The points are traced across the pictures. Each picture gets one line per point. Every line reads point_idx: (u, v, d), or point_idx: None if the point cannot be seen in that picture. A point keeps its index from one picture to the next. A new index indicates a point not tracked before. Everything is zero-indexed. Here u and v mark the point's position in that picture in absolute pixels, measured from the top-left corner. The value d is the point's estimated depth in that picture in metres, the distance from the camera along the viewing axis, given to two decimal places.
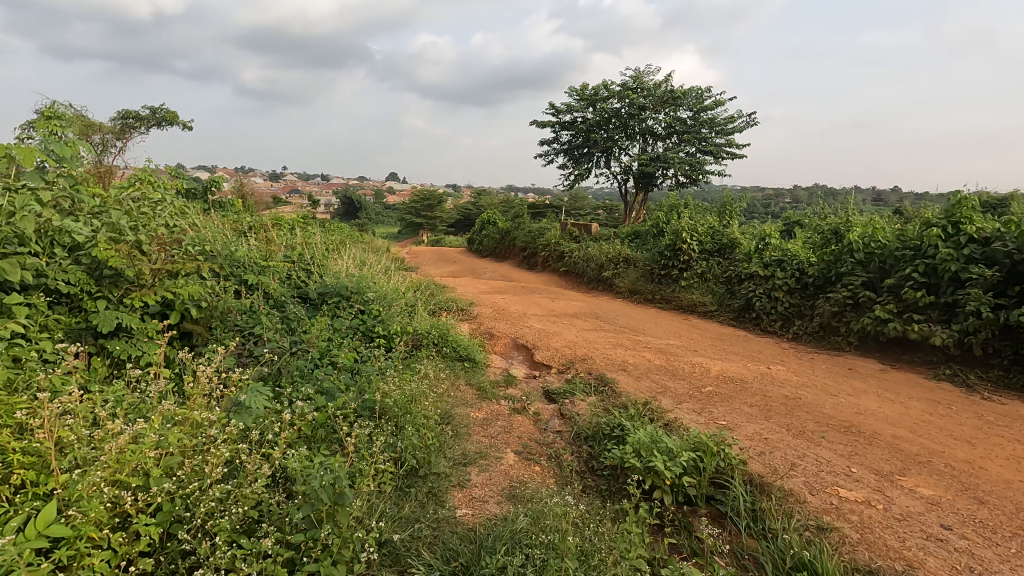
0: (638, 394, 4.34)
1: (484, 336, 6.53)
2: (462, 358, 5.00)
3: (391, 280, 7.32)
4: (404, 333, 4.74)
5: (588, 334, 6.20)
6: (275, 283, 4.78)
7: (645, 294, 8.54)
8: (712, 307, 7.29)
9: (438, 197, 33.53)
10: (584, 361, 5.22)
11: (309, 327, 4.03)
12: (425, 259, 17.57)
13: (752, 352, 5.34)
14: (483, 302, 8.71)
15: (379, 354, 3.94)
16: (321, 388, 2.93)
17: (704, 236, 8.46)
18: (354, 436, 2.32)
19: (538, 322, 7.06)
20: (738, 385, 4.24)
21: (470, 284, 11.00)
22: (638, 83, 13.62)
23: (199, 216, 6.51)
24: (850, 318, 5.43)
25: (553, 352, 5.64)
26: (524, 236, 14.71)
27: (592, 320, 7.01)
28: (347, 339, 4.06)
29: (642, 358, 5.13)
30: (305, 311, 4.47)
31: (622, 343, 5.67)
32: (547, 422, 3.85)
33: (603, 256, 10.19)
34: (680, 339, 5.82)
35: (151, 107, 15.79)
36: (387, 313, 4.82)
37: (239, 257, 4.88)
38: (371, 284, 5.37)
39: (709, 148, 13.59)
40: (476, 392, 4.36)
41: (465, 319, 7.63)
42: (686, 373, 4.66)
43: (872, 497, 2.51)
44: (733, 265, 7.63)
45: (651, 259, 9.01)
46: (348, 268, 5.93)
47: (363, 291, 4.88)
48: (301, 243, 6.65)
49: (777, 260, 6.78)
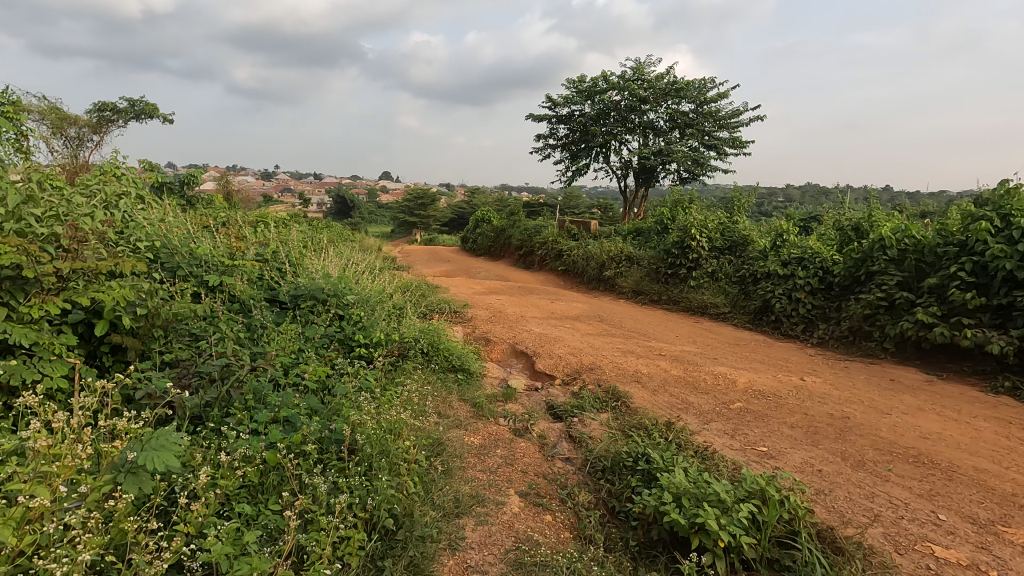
0: (657, 412, 3.79)
1: (479, 342, 5.96)
2: (456, 369, 4.44)
3: (378, 281, 6.73)
4: (389, 342, 4.17)
5: (593, 339, 5.65)
6: (242, 285, 4.21)
7: (651, 295, 8.00)
8: (725, 309, 6.76)
9: (431, 196, 32.91)
10: (592, 371, 4.67)
11: (275, 337, 3.45)
12: (418, 258, 17.00)
13: (778, 360, 4.79)
14: (477, 303, 8.13)
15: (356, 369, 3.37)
16: (278, 417, 2.37)
17: (713, 232, 7.93)
18: (307, 497, 1.77)
19: (538, 325, 6.50)
20: (772, 401, 3.70)
21: (464, 284, 10.42)
22: (639, 74, 13.10)
23: (164, 211, 5.90)
24: (885, 321, 4.91)
25: (556, 360, 5.08)
26: (520, 234, 14.15)
27: (596, 324, 6.47)
28: (320, 351, 3.49)
29: (657, 368, 4.57)
30: (275, 318, 3.88)
31: (632, 349, 5.13)
32: (554, 447, 3.29)
33: (604, 254, 9.65)
34: (696, 345, 5.28)
35: (130, 100, 15.15)
36: (370, 318, 4.25)
37: (200, 255, 4.29)
38: (353, 285, 4.79)
39: (713, 142, 13.08)
40: (471, 410, 3.80)
41: (458, 322, 7.06)
42: (709, 386, 4.11)
43: (979, 559, 1.98)
44: (747, 263, 7.10)
45: (657, 257, 8.48)
46: (329, 268, 5.35)
47: (342, 292, 4.30)
48: (278, 240, 6.06)
49: (797, 257, 6.26)
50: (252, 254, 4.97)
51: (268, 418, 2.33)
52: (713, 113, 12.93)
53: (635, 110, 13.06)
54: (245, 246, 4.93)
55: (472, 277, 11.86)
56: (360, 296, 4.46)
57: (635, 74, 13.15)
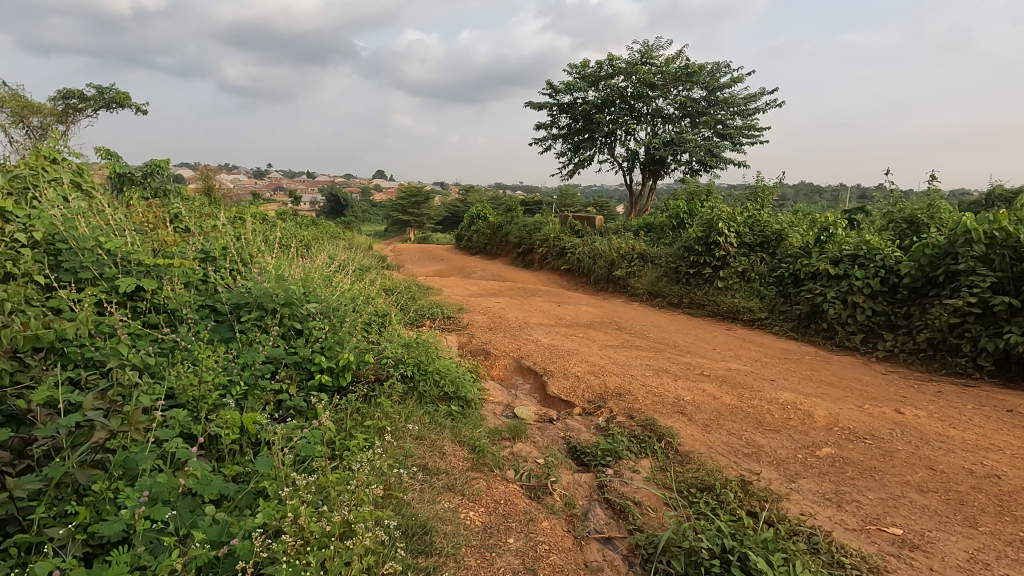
0: (719, 461, 2.84)
1: (477, 356, 5.00)
2: (449, 399, 3.49)
3: (357, 283, 5.75)
4: (361, 365, 3.20)
5: (615, 353, 4.70)
6: (170, 290, 3.22)
7: (671, 298, 7.06)
8: (763, 315, 5.84)
9: (424, 193, 31.83)
10: (620, 397, 3.73)
11: (196, 369, 2.49)
12: (411, 257, 16.00)
13: (850, 381, 3.87)
14: (474, 308, 7.17)
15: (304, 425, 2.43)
16: (146, 522, 1.43)
17: (742, 226, 6.99)
18: None
19: (545, 335, 5.55)
20: (875, 446, 2.77)
21: (458, 286, 9.43)
22: (647, 58, 12.16)
23: (95, 200, 4.87)
24: (979, 333, 4.01)
25: (572, 380, 4.12)
26: (519, 231, 13.17)
27: (614, 333, 5.53)
28: (256, 392, 2.54)
29: (702, 394, 3.63)
30: (204, 338, 2.92)
31: (665, 367, 4.19)
32: (586, 522, 2.35)
33: (613, 252, 8.70)
34: (742, 361, 4.34)
35: (98, 87, 14.04)
36: (338, 334, 3.29)
37: (116, 249, 3.30)
38: (319, 289, 3.81)
39: (727, 131, 12.12)
40: (469, 459, 2.84)
41: (452, 331, 6.08)
42: (778, 421, 3.17)
43: None
44: (785, 261, 6.18)
45: (676, 255, 7.54)
46: (295, 269, 4.38)
47: (302, 297, 3.32)
48: (238, 236, 5.07)
49: (850, 254, 5.33)
50: (194, 251, 3.98)
51: (126, 528, 1.38)
52: (727, 100, 11.99)
53: (643, 96, 12.12)
54: (184, 241, 3.94)
55: (467, 278, 10.89)
56: (326, 302, 3.50)
57: (643, 57, 12.21)
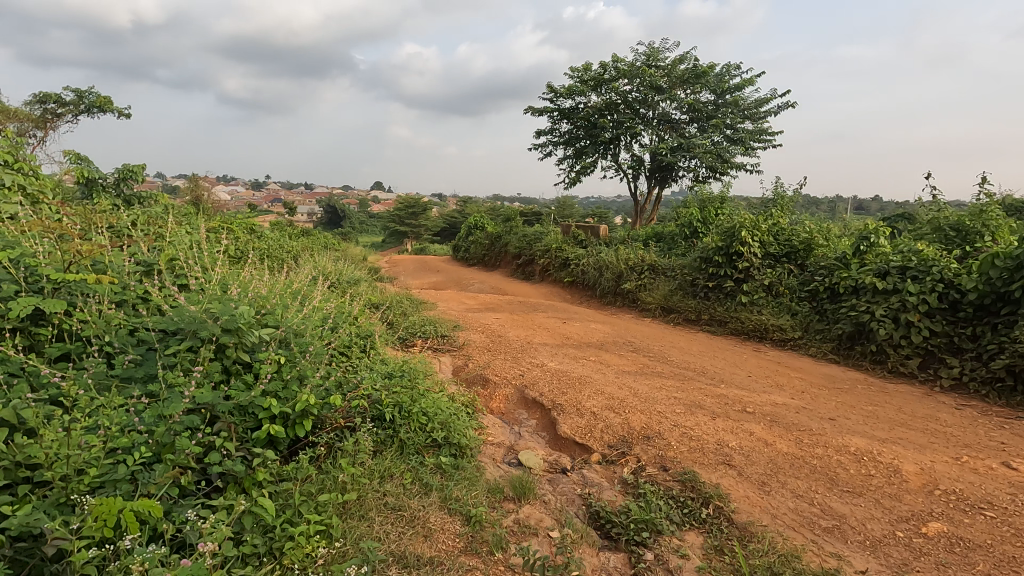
0: (793, 538, 2.16)
1: (473, 385, 4.32)
2: (438, 448, 2.80)
3: (339, 299, 5.07)
4: (325, 407, 2.52)
5: (634, 382, 4.02)
6: (83, 311, 2.53)
7: (687, 314, 6.40)
8: (796, 334, 5.18)
9: (422, 203, 31.22)
10: (649, 441, 3.05)
11: (85, 425, 1.81)
12: (406, 269, 15.35)
13: (926, 420, 3.20)
14: (470, 325, 6.50)
15: (230, 510, 1.75)
16: None
17: (766, 234, 6.34)
18: None
19: (551, 357, 4.88)
20: (1001, 522, 2.10)
21: (454, 299, 8.75)
22: (653, 60, 11.62)
23: (31, 203, 4.19)
24: None
25: (587, 417, 3.44)
26: (518, 241, 12.53)
27: (630, 356, 4.85)
28: (172, 454, 1.87)
29: (750, 438, 2.95)
30: (117, 376, 2.24)
31: (699, 400, 3.51)
32: None
33: (622, 263, 8.04)
34: (786, 394, 3.67)
35: (77, 91, 13.45)
36: (299, 365, 2.62)
37: (19, 260, 2.62)
38: (280, 308, 3.12)
39: (738, 135, 11.51)
40: (461, 541, 2.15)
41: (446, 353, 5.40)
42: (856, 479, 2.49)
43: None
44: (819, 274, 5.53)
45: (692, 267, 6.88)
46: (258, 285, 3.71)
47: (255, 319, 2.65)
48: (199, 246, 4.39)
49: (899, 266, 4.69)
50: (134, 262, 3.31)
51: None
52: (739, 102, 11.38)
53: (649, 100, 11.56)
54: (120, 250, 3.25)
55: (464, 291, 10.22)
56: (288, 324, 2.82)
57: (649, 59, 11.66)
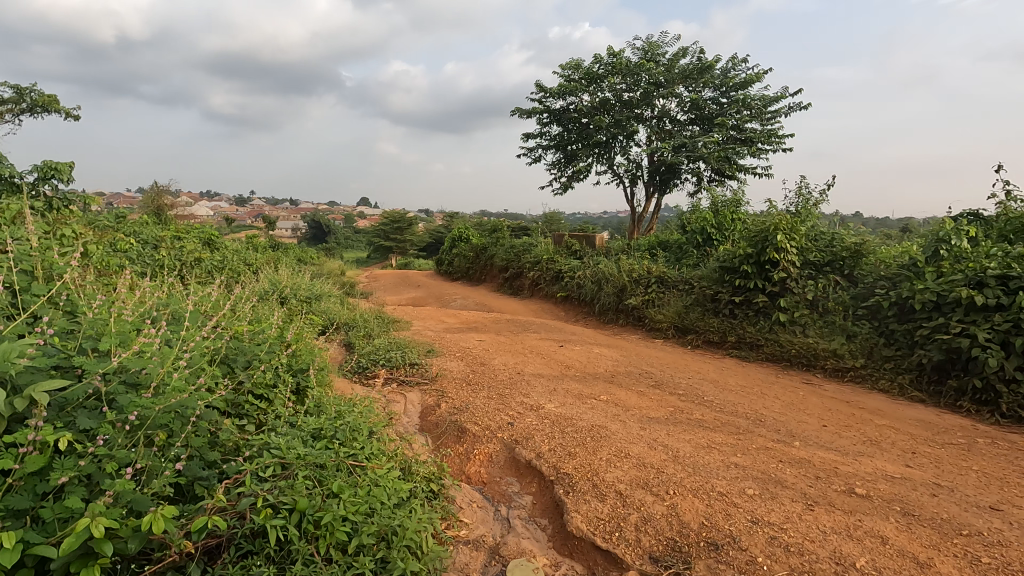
0: None
1: (444, 439, 3.12)
2: None
3: (271, 318, 3.86)
4: (138, 535, 1.34)
5: (670, 437, 2.86)
6: None
7: (709, 335, 5.28)
8: (858, 362, 4.09)
9: (407, 218, 29.97)
10: (721, 553, 1.88)
11: None
12: (385, 284, 14.13)
13: None
14: (446, 349, 5.31)
15: None
16: None
17: (805, 238, 5.24)
18: None
19: (547, 396, 3.70)
20: None
21: (431, 318, 7.55)
22: (651, 54, 10.67)
23: None
24: None
25: (611, 501, 2.26)
26: (505, 253, 11.40)
27: (652, 394, 3.69)
28: None
29: (887, 551, 1.80)
30: None
31: (778, 473, 2.35)
32: None
33: (625, 275, 6.92)
34: (894, 457, 2.54)
35: (17, 88, 12.17)
36: (109, 450, 1.44)
37: None
38: (117, 335, 1.90)
39: (745, 136, 10.56)
40: None
41: (413, 388, 4.20)
42: None
43: None
44: (880, 288, 4.46)
45: (711, 279, 5.77)
46: (123, 302, 2.50)
47: (31, 363, 1.46)
48: (66, 247, 3.19)
49: (999, 275, 3.62)
50: None
51: None
52: (746, 99, 10.44)
53: (647, 97, 10.58)
54: None
55: (445, 309, 9.02)
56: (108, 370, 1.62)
57: (647, 54, 10.71)
